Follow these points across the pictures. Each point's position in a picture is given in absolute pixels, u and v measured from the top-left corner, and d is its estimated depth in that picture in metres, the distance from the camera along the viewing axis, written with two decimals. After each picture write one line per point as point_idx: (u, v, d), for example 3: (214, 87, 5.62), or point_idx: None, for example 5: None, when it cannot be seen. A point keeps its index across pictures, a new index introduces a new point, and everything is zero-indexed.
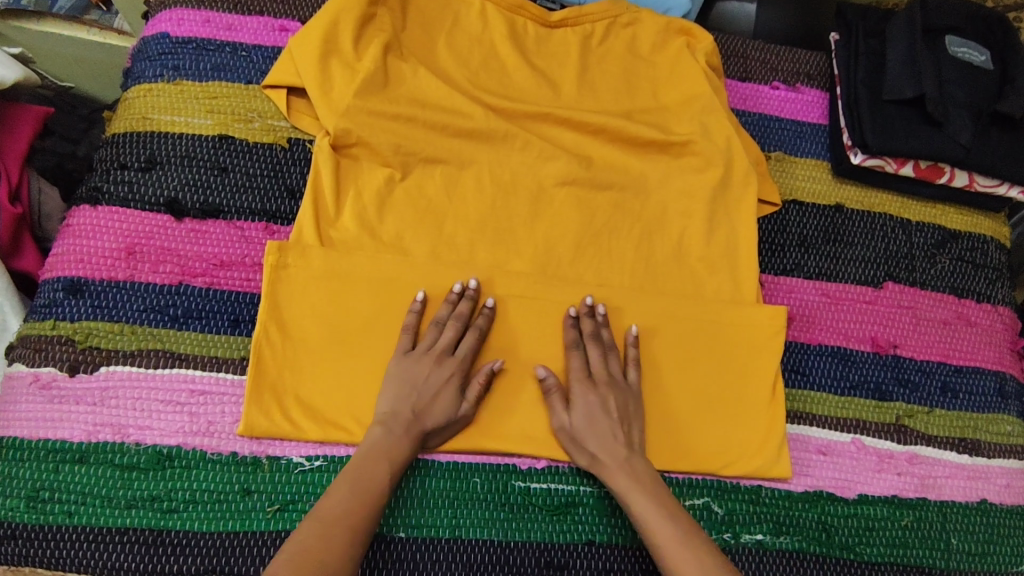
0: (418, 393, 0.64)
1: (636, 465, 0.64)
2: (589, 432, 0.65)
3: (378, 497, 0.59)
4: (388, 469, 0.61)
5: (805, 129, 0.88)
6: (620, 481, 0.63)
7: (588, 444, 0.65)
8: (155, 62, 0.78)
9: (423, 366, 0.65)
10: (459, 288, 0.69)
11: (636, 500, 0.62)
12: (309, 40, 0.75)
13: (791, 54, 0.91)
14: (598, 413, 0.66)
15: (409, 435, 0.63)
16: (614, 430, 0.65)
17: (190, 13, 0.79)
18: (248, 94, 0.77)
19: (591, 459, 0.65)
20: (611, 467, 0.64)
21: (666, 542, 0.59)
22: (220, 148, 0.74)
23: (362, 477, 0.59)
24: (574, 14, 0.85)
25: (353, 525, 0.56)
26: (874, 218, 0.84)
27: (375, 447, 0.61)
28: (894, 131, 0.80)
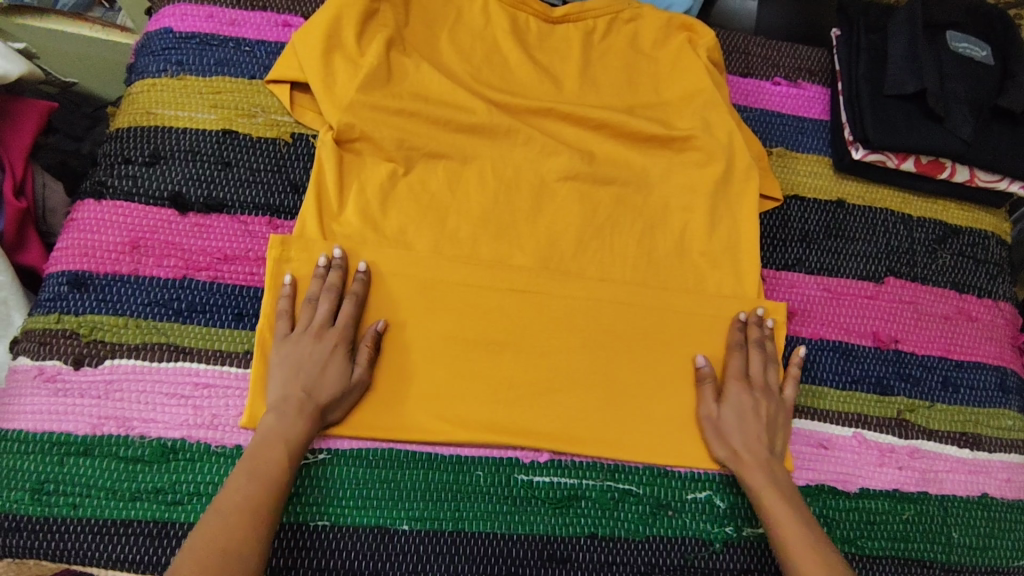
0: (306, 373, 0.63)
1: (775, 468, 0.67)
2: (735, 429, 0.68)
3: (280, 478, 0.59)
4: (288, 451, 0.60)
5: (807, 124, 0.88)
6: (755, 478, 0.66)
7: (730, 438, 0.68)
8: (159, 57, 0.78)
9: (306, 345, 0.64)
10: (326, 260, 0.68)
11: (769, 499, 0.65)
12: (312, 35, 0.76)
13: (793, 50, 0.91)
14: (746, 413, 0.69)
15: (303, 415, 0.62)
16: (760, 431, 0.68)
17: (194, 8, 0.80)
18: (251, 89, 0.77)
19: (729, 453, 0.68)
20: (752, 463, 0.67)
21: (794, 541, 0.62)
22: (223, 143, 0.74)
23: (258, 461, 0.59)
24: (576, 10, 0.85)
25: (253, 510, 0.56)
26: (875, 214, 0.84)
27: (270, 431, 0.60)
28: (895, 125, 0.79)
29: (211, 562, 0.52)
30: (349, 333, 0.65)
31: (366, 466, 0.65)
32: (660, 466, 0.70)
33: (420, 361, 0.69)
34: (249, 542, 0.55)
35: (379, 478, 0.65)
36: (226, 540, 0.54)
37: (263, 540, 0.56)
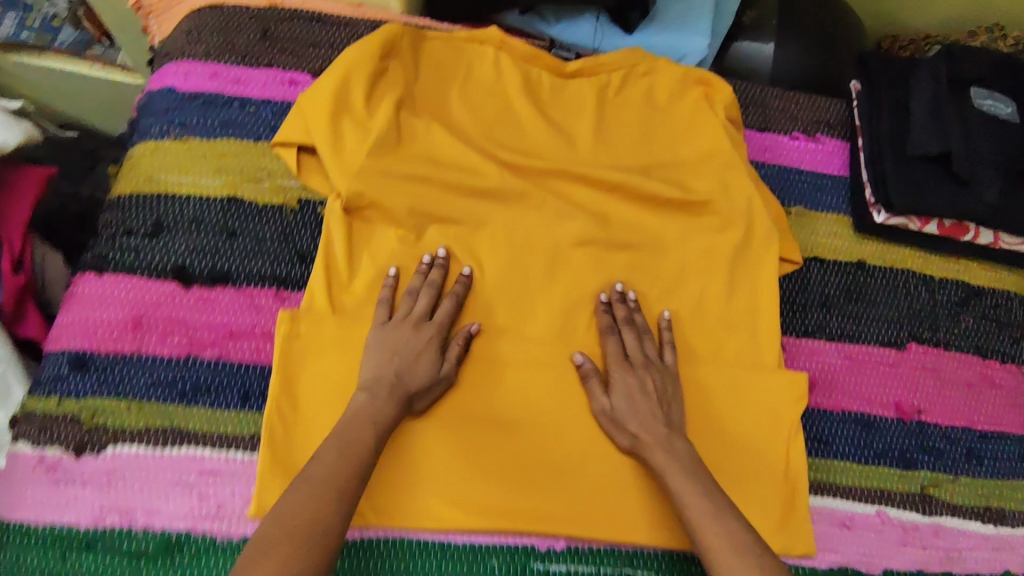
0: (402, 357, 0.64)
1: (676, 444, 0.64)
2: (630, 413, 0.66)
3: (365, 459, 0.58)
4: (376, 433, 0.60)
5: (825, 181, 0.85)
6: (659, 458, 0.63)
7: (627, 424, 0.66)
8: (162, 118, 0.76)
9: (403, 331, 0.66)
10: (429, 258, 0.71)
11: (671, 476, 0.62)
12: (320, 98, 0.73)
13: (811, 102, 0.89)
14: (637, 395, 0.67)
15: (394, 398, 0.62)
16: (653, 410, 0.66)
17: (197, 66, 0.78)
18: (257, 152, 0.75)
19: (631, 440, 0.66)
20: (652, 447, 0.64)
21: (699, 516, 0.58)
22: (228, 211, 0.72)
23: (349, 437, 0.59)
24: (590, 64, 0.83)
25: (341, 484, 0.55)
26: (897, 275, 0.82)
27: (361, 410, 0.61)
28: (919, 189, 0.77)
29: (298, 530, 0.51)
30: (448, 326, 0.67)
31: (378, 554, 0.63)
32: (679, 551, 0.67)
33: (433, 442, 0.66)
34: (332, 514, 0.53)
35: (392, 565, 0.63)
36: (312, 508, 0.53)
37: (348, 516, 0.54)
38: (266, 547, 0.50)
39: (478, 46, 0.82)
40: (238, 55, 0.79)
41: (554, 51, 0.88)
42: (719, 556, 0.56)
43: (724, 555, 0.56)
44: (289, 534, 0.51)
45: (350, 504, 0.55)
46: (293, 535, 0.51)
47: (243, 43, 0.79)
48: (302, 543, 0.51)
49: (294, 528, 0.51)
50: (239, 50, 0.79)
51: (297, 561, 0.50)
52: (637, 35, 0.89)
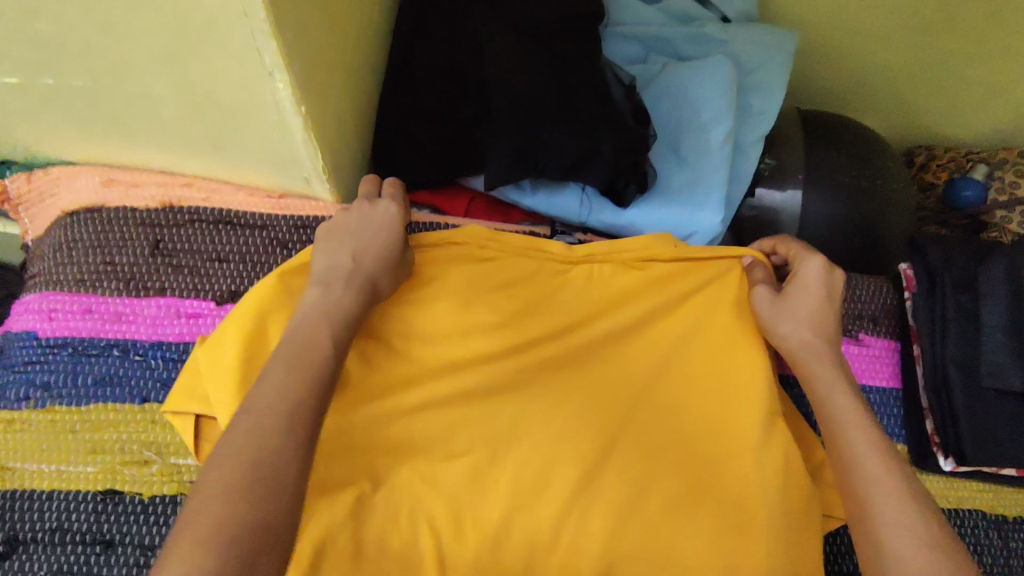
0: (360, 242, 0.55)
1: (841, 361, 0.59)
2: (800, 308, 0.59)
3: (319, 388, 0.48)
4: (332, 334, 0.51)
5: (870, 397, 0.68)
6: (815, 367, 0.57)
7: (786, 317, 0.59)
8: (19, 377, 0.59)
9: (360, 211, 0.56)
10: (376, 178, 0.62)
11: (835, 394, 0.56)
12: (218, 358, 0.55)
13: (849, 286, 0.69)
14: (824, 292, 0.60)
15: (353, 290, 0.53)
16: (823, 319, 0.59)
17: (66, 300, 0.60)
18: (142, 419, 0.58)
19: (790, 342, 0.59)
20: (819, 348, 0.58)
21: (863, 441, 0.53)
22: (103, 511, 0.56)
23: (301, 344, 0.50)
24: (603, 249, 0.63)
25: (291, 411, 0.46)
26: (962, 521, 0.66)
27: (312, 304, 0.52)
28: (994, 434, 0.62)
29: (243, 469, 0.43)
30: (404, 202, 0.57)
31: None
32: None
33: None
34: (283, 452, 0.44)
35: None
36: (259, 444, 0.44)
37: (305, 455, 0.45)
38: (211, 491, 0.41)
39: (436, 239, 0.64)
40: (120, 280, 0.61)
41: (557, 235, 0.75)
42: (883, 487, 0.50)
43: (890, 486, 0.50)
44: (229, 481, 0.42)
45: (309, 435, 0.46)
46: (234, 481, 0.42)
47: (126, 261, 0.62)
48: (253, 488, 0.42)
49: (244, 461, 0.43)
50: (121, 273, 0.61)
51: (242, 506, 0.41)
52: (633, 209, 0.71)
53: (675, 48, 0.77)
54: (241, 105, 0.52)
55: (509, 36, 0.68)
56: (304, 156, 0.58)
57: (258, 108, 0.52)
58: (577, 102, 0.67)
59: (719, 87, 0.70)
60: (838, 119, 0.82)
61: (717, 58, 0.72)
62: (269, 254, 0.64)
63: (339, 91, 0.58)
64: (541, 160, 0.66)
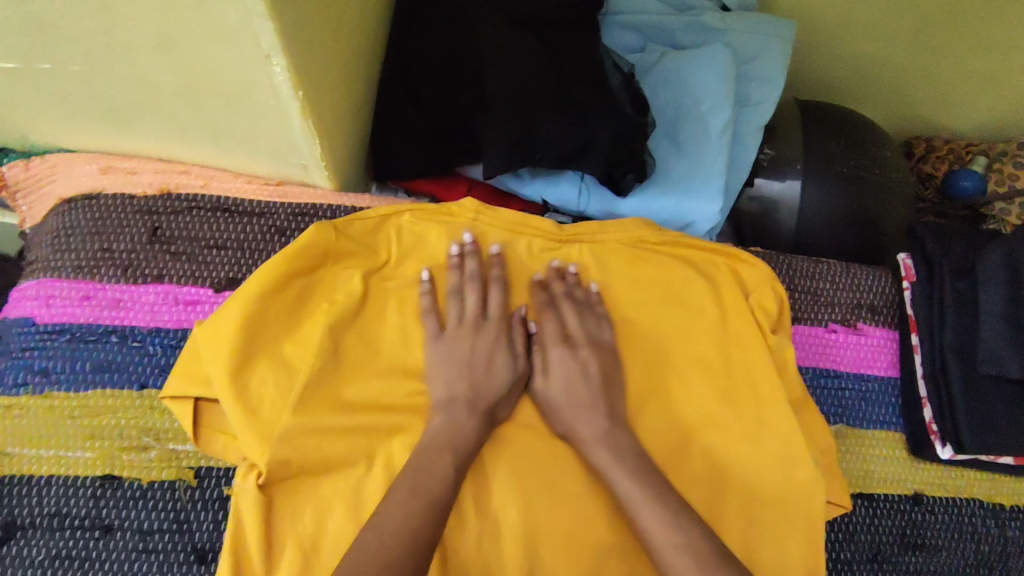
0: (475, 369, 0.59)
1: (618, 439, 0.58)
2: (564, 396, 0.60)
3: (436, 502, 0.53)
4: (453, 461, 0.55)
5: (870, 387, 0.68)
6: (598, 456, 0.57)
7: (565, 415, 0.59)
8: (17, 362, 0.58)
9: (473, 340, 0.60)
10: (457, 247, 0.63)
11: (623, 482, 0.55)
12: (219, 335, 0.56)
13: (848, 277, 0.70)
14: (575, 377, 0.60)
15: (474, 414, 0.58)
16: (588, 396, 0.59)
17: (64, 287, 0.60)
18: (140, 405, 0.58)
19: (567, 431, 0.59)
20: (592, 435, 0.58)
21: (654, 526, 0.53)
22: (100, 498, 0.55)
23: (421, 471, 0.54)
24: (593, 228, 0.67)
25: (415, 538, 0.50)
26: (960, 508, 0.66)
27: (441, 438, 0.56)
28: (994, 421, 0.62)
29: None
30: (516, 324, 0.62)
31: None
32: None
33: None
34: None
35: None
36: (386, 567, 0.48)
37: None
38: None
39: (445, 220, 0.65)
40: (118, 267, 0.61)
41: (551, 215, 0.76)
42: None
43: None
44: None
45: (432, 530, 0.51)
46: None
47: (124, 249, 0.62)
48: None
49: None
50: (119, 260, 0.61)
51: None
52: (631, 197, 0.71)
53: (673, 37, 0.76)
54: (240, 94, 0.52)
55: (508, 25, 0.68)
56: (304, 143, 0.58)
57: (256, 95, 0.52)
58: (575, 90, 0.66)
59: (717, 77, 0.70)
60: (838, 110, 0.82)
61: (715, 47, 0.71)
62: (267, 241, 0.64)
63: (337, 80, 0.59)
64: (539, 151, 0.66)
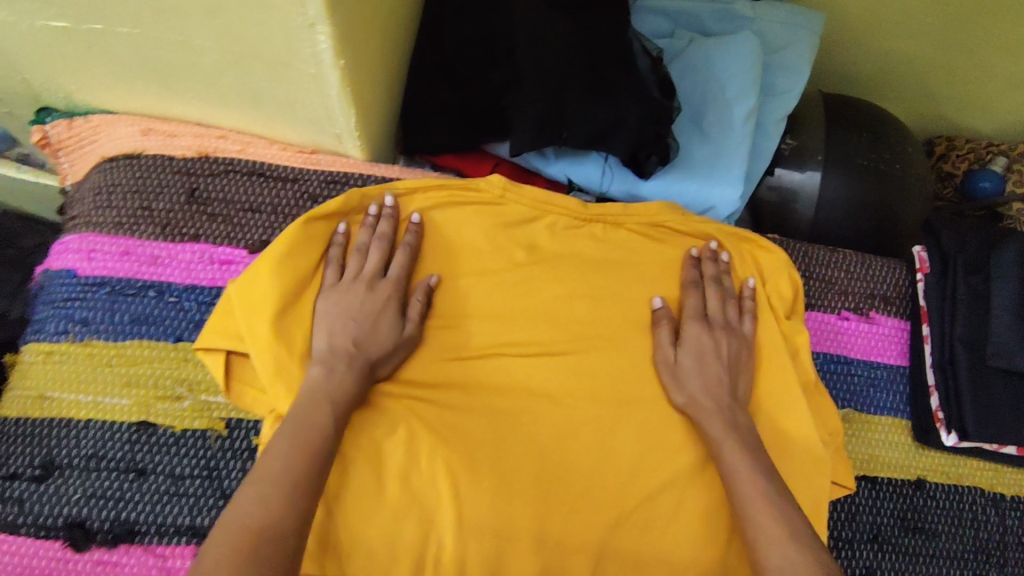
0: (358, 324, 0.59)
1: (737, 417, 0.61)
2: (693, 367, 0.62)
3: (319, 454, 0.51)
4: (333, 413, 0.54)
5: (879, 374, 0.70)
6: (714, 426, 0.59)
7: (685, 380, 0.62)
8: (59, 311, 0.61)
9: (360, 296, 0.60)
10: (378, 208, 0.65)
11: (731, 454, 0.58)
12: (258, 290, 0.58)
13: (863, 267, 0.72)
14: (705, 352, 0.63)
15: (353, 371, 0.57)
16: (716, 372, 0.62)
17: (106, 242, 0.63)
18: (176, 357, 0.60)
19: (686, 398, 0.61)
20: (705, 408, 0.60)
21: (752, 500, 0.55)
22: (137, 442, 0.58)
23: (300, 421, 0.53)
24: (617, 209, 0.69)
25: (298, 484, 0.49)
26: (962, 496, 0.67)
27: (316, 388, 0.55)
28: (999, 413, 0.63)
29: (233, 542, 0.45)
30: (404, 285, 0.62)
31: None
32: None
33: None
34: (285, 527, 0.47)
35: None
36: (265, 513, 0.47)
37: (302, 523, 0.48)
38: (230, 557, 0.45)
39: (473, 195, 0.68)
40: (157, 224, 0.63)
41: (573, 194, 0.77)
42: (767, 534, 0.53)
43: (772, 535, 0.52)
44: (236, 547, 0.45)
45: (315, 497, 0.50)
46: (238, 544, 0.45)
47: (163, 208, 0.64)
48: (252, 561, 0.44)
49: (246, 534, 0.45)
50: (158, 218, 0.64)
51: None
52: (653, 180, 0.72)
53: (702, 23, 0.77)
54: (280, 62, 0.54)
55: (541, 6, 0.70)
56: (339, 114, 0.60)
57: (296, 64, 0.54)
58: (604, 72, 0.68)
59: (744, 64, 0.71)
60: (862, 104, 0.83)
61: (745, 35, 0.72)
62: (300, 207, 0.66)
63: (376, 54, 0.61)
64: (566, 131, 0.68)
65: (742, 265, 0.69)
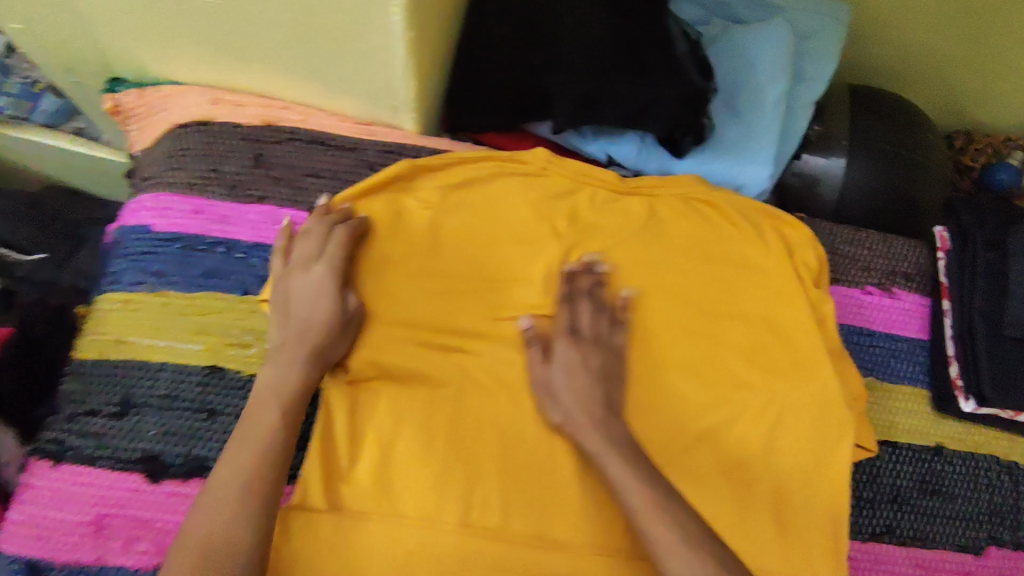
0: (301, 312, 0.62)
1: (611, 426, 0.60)
2: (566, 385, 0.62)
3: (270, 454, 0.57)
4: (282, 408, 0.59)
5: (901, 346, 0.73)
6: (591, 440, 0.59)
7: (559, 399, 0.62)
8: (135, 264, 0.66)
9: (297, 285, 0.63)
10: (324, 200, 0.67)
11: (613, 465, 0.57)
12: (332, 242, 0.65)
13: (886, 246, 0.76)
14: (577, 364, 0.63)
15: (297, 361, 0.60)
16: (596, 386, 0.62)
17: (178, 200, 0.67)
18: (244, 308, 0.65)
19: (563, 416, 0.61)
20: (581, 422, 0.60)
21: (642, 507, 0.55)
22: (207, 385, 0.62)
23: (251, 425, 0.58)
24: (653, 182, 0.74)
25: (252, 480, 0.55)
26: (978, 462, 0.71)
27: (265, 384, 0.60)
28: (1015, 380, 0.67)
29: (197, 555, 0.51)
30: (338, 262, 0.62)
31: None
32: None
33: None
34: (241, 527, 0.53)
35: None
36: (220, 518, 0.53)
37: (261, 517, 0.53)
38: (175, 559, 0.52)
39: (519, 167, 0.73)
40: (226, 186, 0.68)
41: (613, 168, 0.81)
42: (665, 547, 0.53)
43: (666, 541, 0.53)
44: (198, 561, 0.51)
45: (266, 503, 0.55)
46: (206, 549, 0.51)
47: (231, 171, 0.68)
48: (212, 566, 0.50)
49: (202, 544, 0.52)
50: (227, 180, 0.68)
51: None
52: (687, 158, 0.76)
53: (735, 12, 0.81)
54: (350, 35, 0.59)
55: None
56: (399, 86, 0.65)
57: (363, 36, 0.58)
58: (644, 54, 0.72)
59: (775, 50, 0.75)
60: (886, 95, 0.87)
61: (776, 24, 0.76)
62: (358, 173, 0.70)
63: (434, 32, 0.65)
64: (607, 108, 0.72)
65: (765, 233, 0.72)
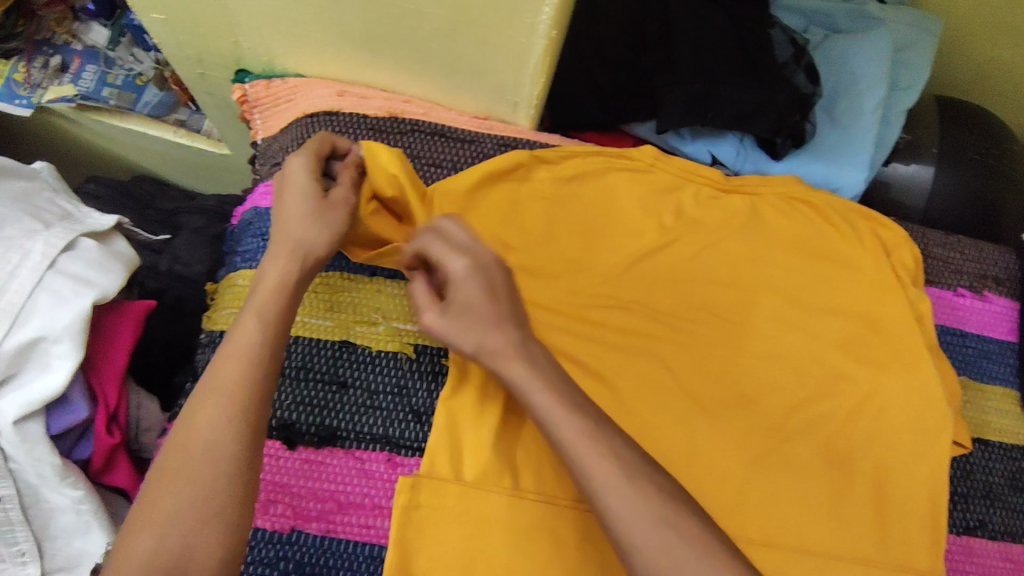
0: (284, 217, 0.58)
1: (531, 348, 0.52)
2: (465, 315, 0.53)
3: (256, 366, 0.52)
4: (264, 317, 0.54)
5: (991, 347, 0.76)
6: (513, 370, 0.51)
7: (468, 333, 0.52)
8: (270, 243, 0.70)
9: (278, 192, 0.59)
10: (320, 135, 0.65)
11: (535, 394, 0.50)
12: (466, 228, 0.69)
13: (977, 250, 0.79)
14: (480, 293, 0.53)
15: (283, 259, 0.56)
16: (497, 314, 0.53)
17: None
18: (371, 288, 0.70)
19: (475, 348, 0.53)
20: (494, 352, 0.52)
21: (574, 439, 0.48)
22: (339, 359, 0.67)
23: (233, 338, 0.53)
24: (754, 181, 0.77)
25: (235, 395, 0.51)
26: None
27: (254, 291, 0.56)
28: None
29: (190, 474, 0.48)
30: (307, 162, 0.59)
31: None
32: None
33: None
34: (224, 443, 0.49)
35: None
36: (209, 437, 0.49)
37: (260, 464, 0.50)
38: (166, 479, 0.48)
39: (628, 162, 0.76)
40: None
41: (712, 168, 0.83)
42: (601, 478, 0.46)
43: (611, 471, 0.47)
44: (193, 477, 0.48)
45: (255, 419, 0.51)
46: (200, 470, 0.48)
47: None
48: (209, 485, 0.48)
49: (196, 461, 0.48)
50: None
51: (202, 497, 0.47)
52: (785, 161, 0.80)
53: (835, 23, 0.85)
54: (494, 34, 0.62)
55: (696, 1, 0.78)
56: (527, 82, 0.69)
57: (508, 36, 0.61)
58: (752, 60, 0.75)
59: (876, 60, 0.79)
60: (973, 107, 0.89)
61: (878, 36, 0.80)
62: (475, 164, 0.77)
63: None
64: (712, 110, 0.75)
65: (862, 237, 0.75)
